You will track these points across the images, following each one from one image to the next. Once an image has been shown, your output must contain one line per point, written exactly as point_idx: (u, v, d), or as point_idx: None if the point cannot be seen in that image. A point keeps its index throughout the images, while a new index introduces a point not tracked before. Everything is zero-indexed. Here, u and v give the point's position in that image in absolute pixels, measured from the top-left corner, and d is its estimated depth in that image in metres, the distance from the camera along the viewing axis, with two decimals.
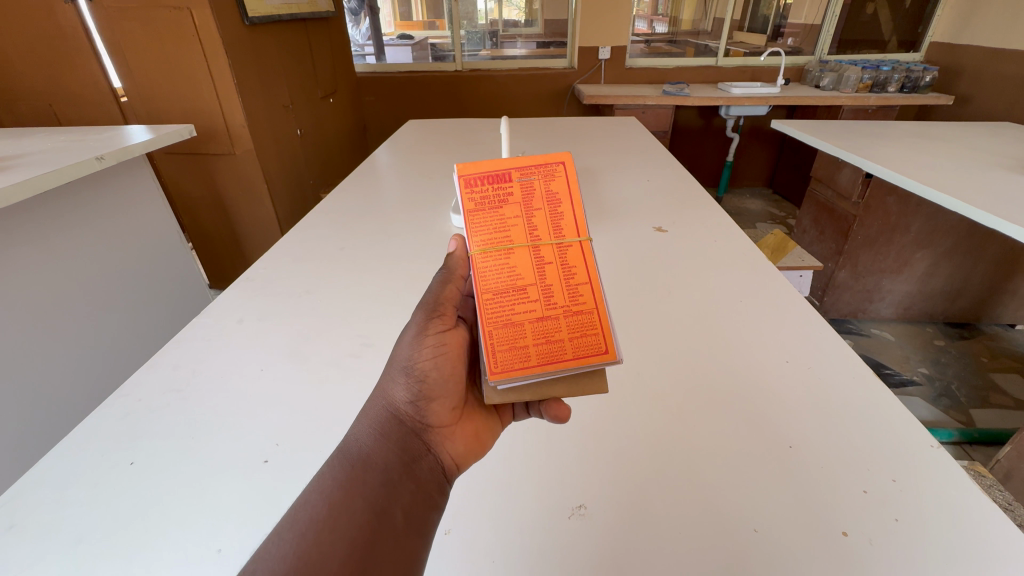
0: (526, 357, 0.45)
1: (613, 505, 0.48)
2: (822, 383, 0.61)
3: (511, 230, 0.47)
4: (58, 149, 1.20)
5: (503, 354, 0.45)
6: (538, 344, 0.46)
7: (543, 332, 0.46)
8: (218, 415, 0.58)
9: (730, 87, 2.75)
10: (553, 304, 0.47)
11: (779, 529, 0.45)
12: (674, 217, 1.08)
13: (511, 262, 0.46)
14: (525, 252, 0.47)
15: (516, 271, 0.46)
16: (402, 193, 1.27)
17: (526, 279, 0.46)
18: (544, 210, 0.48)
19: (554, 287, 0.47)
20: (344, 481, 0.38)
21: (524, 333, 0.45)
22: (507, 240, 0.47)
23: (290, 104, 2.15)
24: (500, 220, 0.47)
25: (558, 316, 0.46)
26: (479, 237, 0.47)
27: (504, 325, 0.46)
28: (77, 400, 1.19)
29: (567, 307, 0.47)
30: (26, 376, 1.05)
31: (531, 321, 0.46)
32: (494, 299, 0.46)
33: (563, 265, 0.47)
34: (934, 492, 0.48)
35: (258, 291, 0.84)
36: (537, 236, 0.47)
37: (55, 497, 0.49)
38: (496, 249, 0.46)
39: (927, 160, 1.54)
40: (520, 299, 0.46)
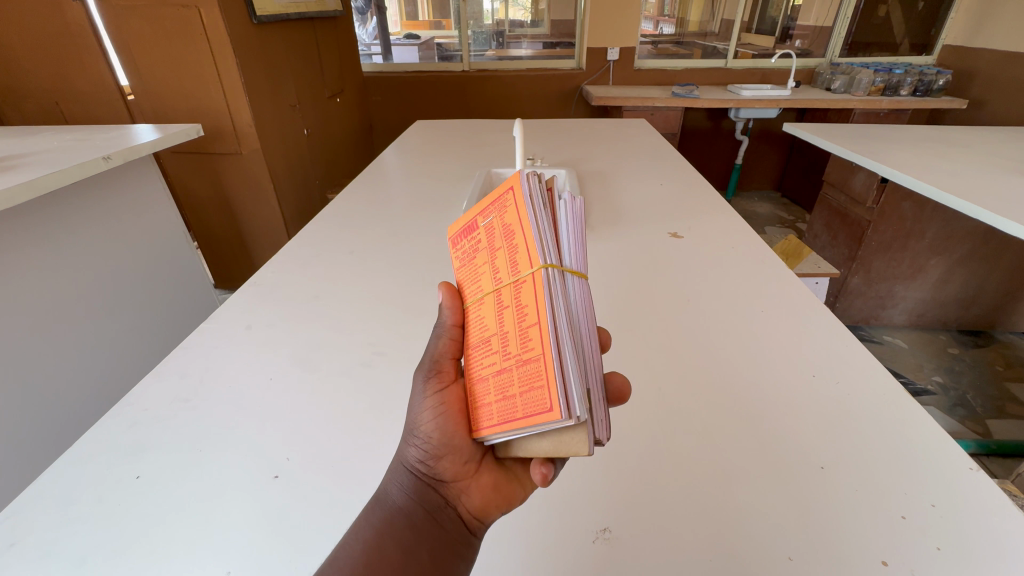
0: (487, 417, 0.39)
1: (638, 529, 0.46)
2: (852, 399, 0.59)
3: (482, 279, 0.42)
4: (64, 149, 1.19)
5: (470, 412, 0.40)
6: (497, 401, 0.38)
7: (500, 387, 0.38)
8: (226, 426, 0.56)
9: (740, 89, 2.71)
10: (508, 352, 0.38)
11: (814, 557, 0.43)
12: (689, 222, 1.06)
13: (480, 313, 0.41)
14: (488, 302, 0.40)
15: (482, 323, 0.41)
16: (411, 195, 1.26)
17: (489, 330, 0.40)
18: (503, 248, 0.40)
19: (509, 333, 0.38)
20: (356, 551, 0.37)
21: (483, 389, 0.39)
22: (478, 291, 0.42)
23: (297, 103, 2.13)
24: (475, 272, 0.43)
25: (510, 367, 0.37)
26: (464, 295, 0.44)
27: (474, 381, 0.41)
28: (84, 402, 1.18)
29: (519, 355, 0.37)
30: (33, 378, 1.04)
31: (491, 375, 0.39)
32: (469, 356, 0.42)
33: (518, 306, 0.38)
34: (977, 519, 0.46)
35: (266, 296, 0.83)
36: (499, 280, 0.40)
37: (57, 514, 0.47)
38: (471, 305, 0.43)
39: (944, 166, 1.51)
40: (483, 352, 0.40)
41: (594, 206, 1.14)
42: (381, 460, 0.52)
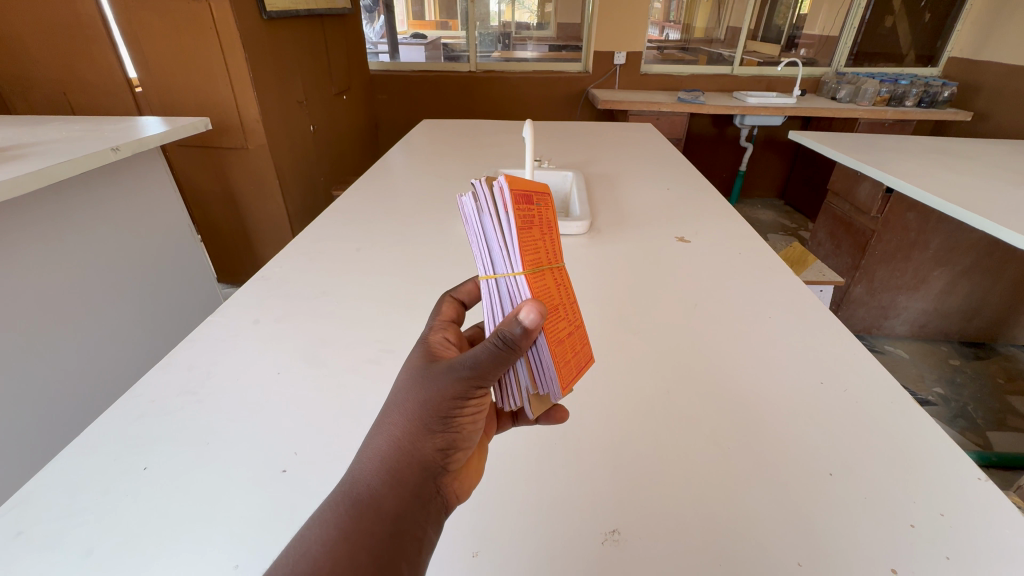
0: (571, 368, 0.43)
1: (647, 534, 0.46)
2: (860, 406, 0.59)
3: (540, 252, 0.42)
4: (72, 139, 1.19)
5: (563, 367, 0.42)
6: (573, 355, 0.44)
7: (572, 345, 0.44)
8: (233, 420, 0.56)
9: (746, 96, 2.72)
10: (571, 318, 0.45)
11: (825, 564, 0.43)
12: (696, 227, 1.06)
13: (545, 283, 0.42)
14: (550, 275, 0.43)
15: (551, 293, 0.43)
16: (418, 194, 1.26)
17: (557, 299, 0.43)
18: (550, 234, 0.45)
19: (566, 303, 0.45)
20: (351, 531, 0.33)
21: (565, 349, 0.43)
22: (540, 261, 0.42)
23: (304, 99, 2.13)
24: (535, 242, 0.42)
25: (575, 329, 0.45)
26: (530, 259, 0.40)
27: (557, 343, 0.42)
28: (86, 396, 1.17)
29: (575, 321, 0.46)
30: (35, 370, 1.03)
31: (567, 337, 0.44)
32: (548, 321, 0.41)
33: (564, 286, 0.46)
34: (987, 529, 0.45)
35: (274, 291, 0.82)
36: (552, 258, 0.44)
37: (65, 503, 0.47)
38: (539, 273, 0.41)
39: (951, 177, 1.51)
40: (555, 314, 0.42)
41: (602, 209, 1.14)
42: None
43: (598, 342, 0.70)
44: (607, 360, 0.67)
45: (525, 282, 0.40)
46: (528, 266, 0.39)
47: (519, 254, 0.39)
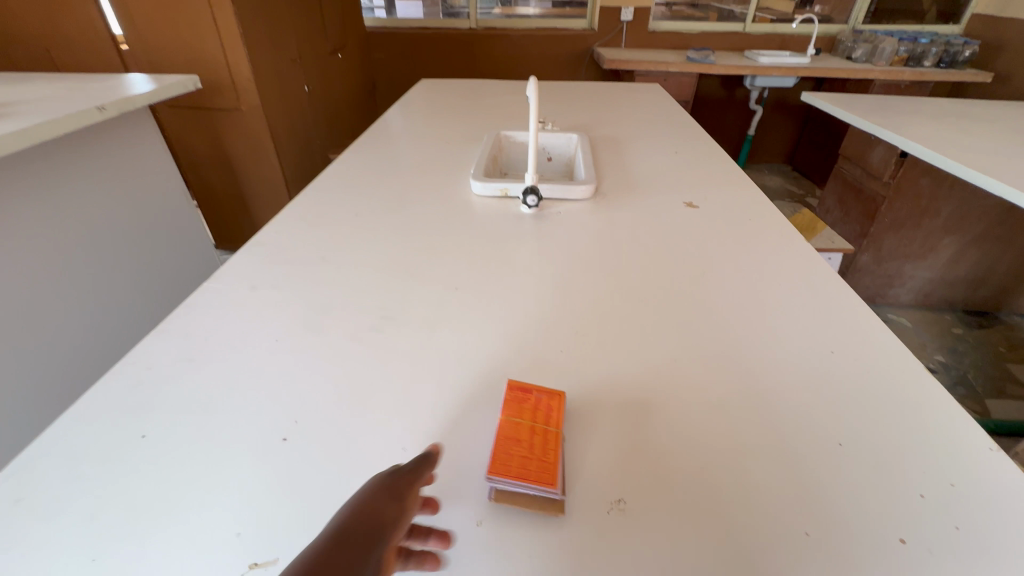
0: (506, 468, 0.45)
1: (653, 503, 0.45)
2: (870, 375, 0.58)
3: (526, 405, 0.51)
4: (56, 98, 1.14)
5: (497, 464, 0.45)
6: (517, 468, 0.45)
7: (521, 466, 0.45)
8: (233, 388, 0.55)
9: (758, 55, 2.60)
10: (534, 450, 0.46)
11: (833, 534, 0.42)
12: (706, 192, 1.02)
13: (516, 414, 0.49)
14: (527, 415, 0.50)
15: (518, 424, 0.48)
16: (417, 156, 1.22)
17: (525, 430, 0.48)
18: (548, 399, 0.52)
19: (538, 443, 0.47)
20: None
21: (504, 458, 0.46)
22: (520, 406, 0.50)
23: (298, 58, 2.05)
24: (521, 397, 0.51)
25: (532, 458, 0.46)
26: (509, 397, 0.51)
27: (501, 447, 0.46)
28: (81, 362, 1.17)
29: (539, 456, 0.46)
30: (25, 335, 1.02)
31: (517, 456, 0.46)
32: (501, 432, 0.48)
33: (545, 434, 0.48)
34: (997, 500, 0.45)
35: (270, 256, 0.80)
36: (539, 414, 0.50)
37: (63, 470, 0.46)
38: (513, 408, 0.50)
39: (968, 141, 1.46)
40: (518, 442, 0.47)
41: (607, 173, 1.11)
42: (395, 427, 0.51)
43: (603, 308, 0.69)
44: (612, 328, 0.65)
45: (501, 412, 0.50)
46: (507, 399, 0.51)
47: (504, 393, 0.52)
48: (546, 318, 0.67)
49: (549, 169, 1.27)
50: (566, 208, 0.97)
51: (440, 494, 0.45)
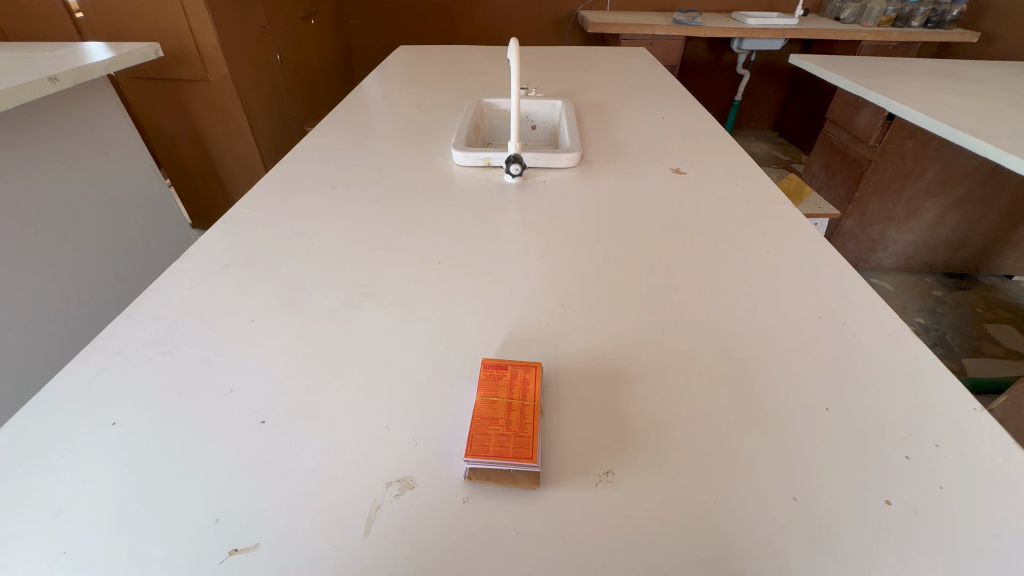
0: (484, 447, 0.43)
1: (642, 473, 0.45)
2: (858, 340, 0.57)
3: (502, 382, 0.49)
4: (3, 69, 1.06)
5: (475, 443, 0.44)
6: (494, 446, 0.44)
7: (499, 443, 0.44)
8: (207, 371, 0.53)
9: (745, 16, 2.54)
10: (511, 427, 0.45)
11: (820, 498, 0.43)
12: (694, 157, 1.00)
13: (491, 393, 0.48)
14: (502, 393, 0.48)
15: (494, 403, 0.47)
16: (395, 126, 1.17)
17: (501, 409, 0.47)
18: (525, 376, 0.50)
19: (515, 421, 0.46)
20: None
21: (482, 437, 0.44)
22: (495, 384, 0.49)
23: (267, 23, 1.94)
24: (498, 376, 0.50)
25: (510, 435, 0.45)
26: (484, 376, 0.50)
27: (477, 426, 0.45)
28: (49, 347, 1.13)
29: (516, 432, 0.45)
30: None
31: (494, 433, 0.45)
32: (476, 412, 0.46)
33: (522, 410, 0.47)
34: (979, 459, 0.45)
35: (242, 233, 0.77)
36: (515, 389, 0.48)
37: (29, 462, 0.44)
38: (487, 387, 0.48)
39: (955, 102, 1.45)
40: (494, 420, 0.46)
41: (592, 140, 1.08)
42: (378, 407, 0.49)
43: (590, 279, 0.67)
44: (599, 299, 0.64)
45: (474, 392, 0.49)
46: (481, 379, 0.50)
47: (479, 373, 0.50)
48: (532, 291, 0.65)
49: (532, 138, 1.24)
50: (551, 178, 0.95)
51: (425, 473, 0.44)
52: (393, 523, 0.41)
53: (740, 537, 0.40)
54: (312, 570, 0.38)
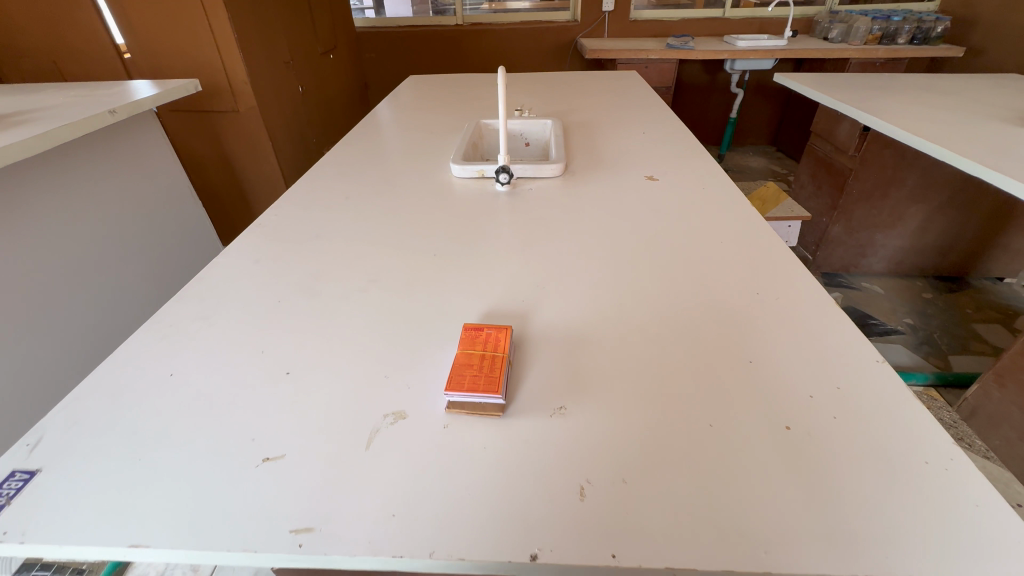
0: (461, 382, 0.54)
1: (590, 408, 0.54)
2: (788, 310, 0.67)
3: (477, 340, 0.60)
4: (69, 104, 1.24)
5: (454, 379, 0.55)
6: (470, 381, 0.54)
7: (471, 379, 0.55)
8: (242, 338, 0.65)
9: (736, 39, 2.68)
10: (482, 370, 0.56)
11: (734, 425, 0.52)
12: (667, 166, 1.11)
13: (467, 347, 0.59)
14: (477, 347, 0.59)
15: (470, 354, 0.57)
16: (403, 146, 1.32)
17: (475, 358, 0.57)
18: (496, 336, 0.60)
19: (486, 365, 0.56)
20: None
21: (460, 376, 0.55)
22: (471, 341, 0.59)
23: (290, 59, 2.14)
24: (474, 337, 0.60)
25: (480, 374, 0.55)
26: (464, 337, 0.60)
27: (456, 370, 0.56)
28: (91, 345, 1.27)
29: (486, 373, 0.55)
30: (39, 320, 1.13)
31: (469, 373, 0.55)
32: (456, 360, 0.57)
33: (492, 358, 0.57)
34: (872, 397, 0.54)
35: (269, 236, 0.90)
36: (488, 345, 0.59)
37: (108, 401, 0.56)
38: (466, 343, 0.59)
39: (924, 113, 1.55)
40: (469, 366, 0.56)
41: (577, 154, 1.20)
42: (379, 363, 0.61)
43: (563, 267, 0.78)
44: (569, 282, 0.75)
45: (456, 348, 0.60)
46: (461, 339, 0.60)
47: (460, 336, 0.61)
48: (511, 276, 0.76)
49: (526, 153, 1.37)
50: (537, 186, 1.07)
51: (414, 408, 0.55)
52: (387, 441, 0.51)
53: (664, 451, 0.50)
54: (322, 473, 0.48)
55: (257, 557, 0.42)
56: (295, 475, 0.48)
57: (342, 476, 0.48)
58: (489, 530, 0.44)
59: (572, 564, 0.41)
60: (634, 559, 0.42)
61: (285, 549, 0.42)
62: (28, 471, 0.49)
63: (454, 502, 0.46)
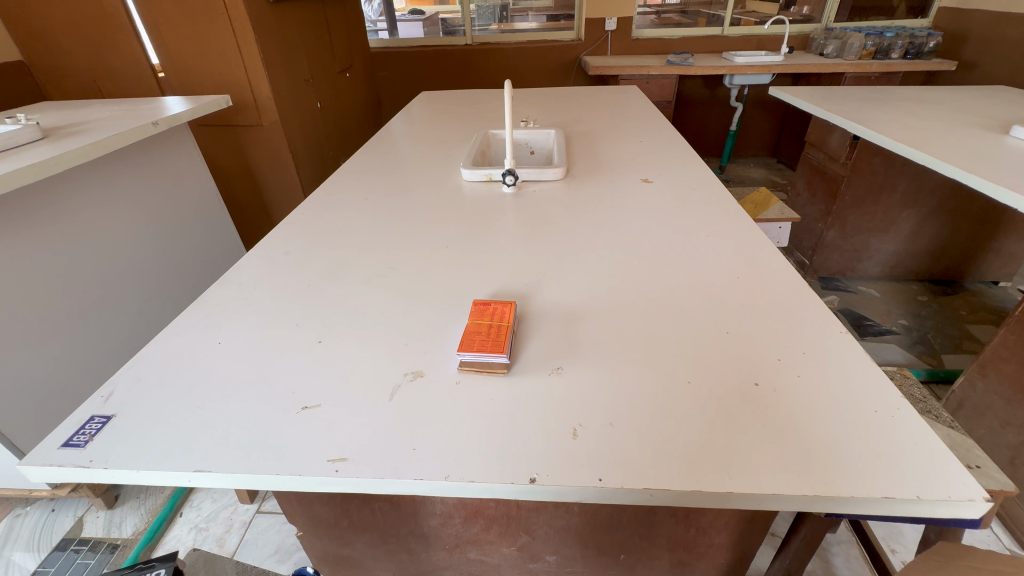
0: (471, 344, 0.63)
1: (584, 369, 0.62)
2: (763, 291, 0.75)
3: (486, 312, 0.68)
4: (114, 117, 1.36)
5: (465, 342, 0.63)
6: (479, 344, 0.63)
7: (479, 342, 0.63)
8: (278, 313, 0.74)
9: (734, 56, 2.79)
10: (489, 335, 0.64)
11: (708, 381, 0.59)
12: (661, 170, 1.20)
13: (478, 317, 0.67)
14: (484, 318, 0.67)
15: (479, 324, 0.66)
16: (416, 154, 1.42)
17: (483, 326, 0.66)
18: (501, 309, 0.69)
19: (493, 332, 0.65)
20: None
21: (470, 339, 0.63)
22: (481, 313, 0.68)
23: (310, 78, 2.28)
24: (484, 310, 0.69)
25: (487, 339, 0.63)
26: (474, 311, 0.69)
27: (467, 335, 0.64)
28: (125, 340, 1.37)
29: (493, 338, 0.64)
30: (81, 314, 1.23)
31: (477, 338, 0.64)
32: (468, 328, 0.65)
33: (498, 326, 0.66)
34: (832, 359, 0.62)
35: (296, 232, 1.00)
36: (495, 316, 0.67)
37: (166, 363, 0.65)
38: (476, 315, 0.68)
39: (910, 122, 1.63)
40: (479, 333, 0.64)
41: (578, 159, 1.30)
42: (399, 334, 0.69)
43: (562, 256, 0.87)
44: (568, 268, 0.83)
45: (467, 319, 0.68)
46: (472, 312, 0.69)
47: (470, 311, 0.70)
48: (515, 264, 0.85)
49: (531, 160, 1.47)
50: (541, 188, 1.16)
51: (429, 368, 0.63)
52: (407, 394, 0.59)
53: (647, 401, 0.57)
54: (352, 418, 0.57)
55: (301, 479, 0.51)
56: (330, 419, 0.56)
57: (370, 421, 0.56)
58: (495, 461, 0.51)
59: (565, 486, 0.49)
60: (618, 481, 0.49)
61: (324, 474, 0.51)
62: (105, 415, 0.58)
63: (464, 440, 0.54)
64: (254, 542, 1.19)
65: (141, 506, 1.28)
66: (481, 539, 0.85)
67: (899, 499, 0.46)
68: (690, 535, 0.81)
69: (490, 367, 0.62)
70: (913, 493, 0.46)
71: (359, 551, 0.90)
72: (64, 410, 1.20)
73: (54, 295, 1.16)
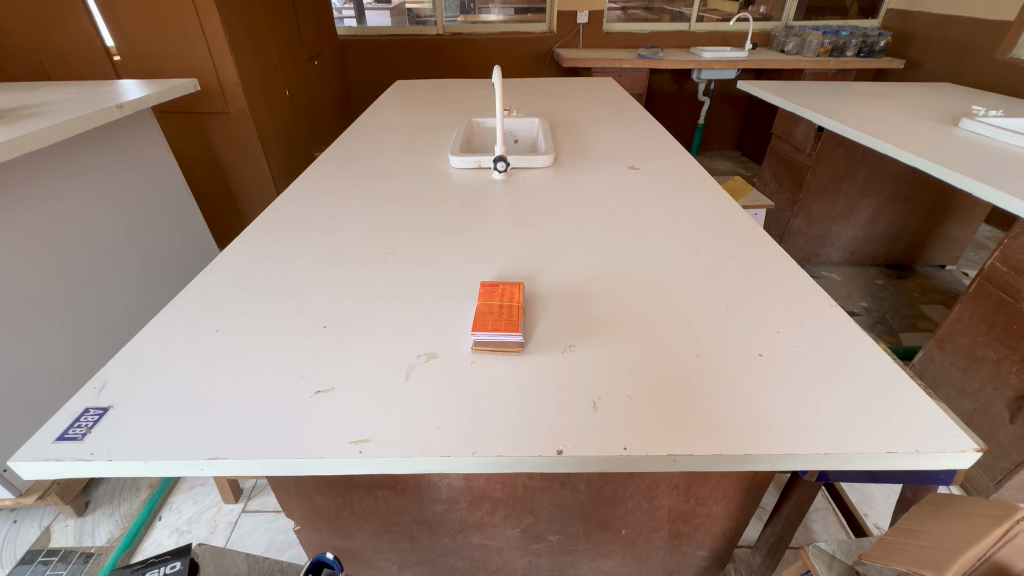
0: (485, 323, 0.63)
1: (595, 347, 0.63)
2: (757, 269, 0.78)
3: (495, 293, 0.68)
4: (72, 99, 1.27)
5: (479, 322, 0.63)
6: (493, 323, 0.63)
7: (493, 321, 0.63)
8: (276, 301, 0.72)
9: (701, 51, 2.87)
10: (503, 314, 0.64)
11: (715, 353, 0.62)
12: (646, 157, 1.23)
13: (489, 298, 0.67)
14: (494, 298, 0.67)
15: (490, 304, 0.66)
16: (399, 141, 1.39)
17: (495, 307, 0.65)
18: (509, 290, 0.69)
19: (506, 312, 0.65)
20: None
21: (483, 319, 0.63)
22: (490, 294, 0.68)
23: (277, 64, 2.19)
24: (493, 291, 0.69)
25: (501, 317, 0.63)
26: (484, 292, 0.68)
27: (480, 315, 0.64)
28: (92, 338, 1.29)
29: (507, 317, 0.64)
30: (43, 310, 1.14)
31: (491, 317, 0.64)
32: (480, 308, 0.65)
33: (509, 306, 0.66)
34: (827, 330, 0.65)
35: (284, 219, 0.97)
36: (505, 297, 0.67)
37: (162, 352, 0.62)
38: (486, 296, 0.68)
39: (870, 114, 1.73)
40: (492, 313, 0.64)
41: (564, 147, 1.31)
42: (405, 317, 0.68)
43: (561, 240, 0.88)
44: (568, 252, 0.84)
45: (477, 300, 0.68)
46: (482, 293, 0.68)
47: (478, 293, 0.69)
48: (515, 248, 0.85)
49: (515, 149, 1.47)
50: (530, 174, 1.17)
51: (443, 349, 0.62)
52: (423, 375, 0.59)
53: (661, 374, 0.59)
54: (369, 401, 0.55)
55: (324, 462, 0.50)
56: (346, 402, 0.55)
57: (387, 402, 0.55)
58: (520, 435, 0.52)
59: (590, 456, 0.50)
60: (643, 449, 0.51)
61: (348, 455, 0.50)
62: (101, 407, 0.55)
63: (487, 417, 0.54)
64: (241, 541, 1.15)
65: (115, 512, 1.21)
66: (486, 522, 0.86)
67: (901, 453, 0.50)
68: (689, 506, 0.83)
69: (505, 346, 0.62)
70: (913, 447, 0.50)
71: (359, 542, 0.89)
72: (26, 413, 1.12)
73: (14, 290, 1.08)
